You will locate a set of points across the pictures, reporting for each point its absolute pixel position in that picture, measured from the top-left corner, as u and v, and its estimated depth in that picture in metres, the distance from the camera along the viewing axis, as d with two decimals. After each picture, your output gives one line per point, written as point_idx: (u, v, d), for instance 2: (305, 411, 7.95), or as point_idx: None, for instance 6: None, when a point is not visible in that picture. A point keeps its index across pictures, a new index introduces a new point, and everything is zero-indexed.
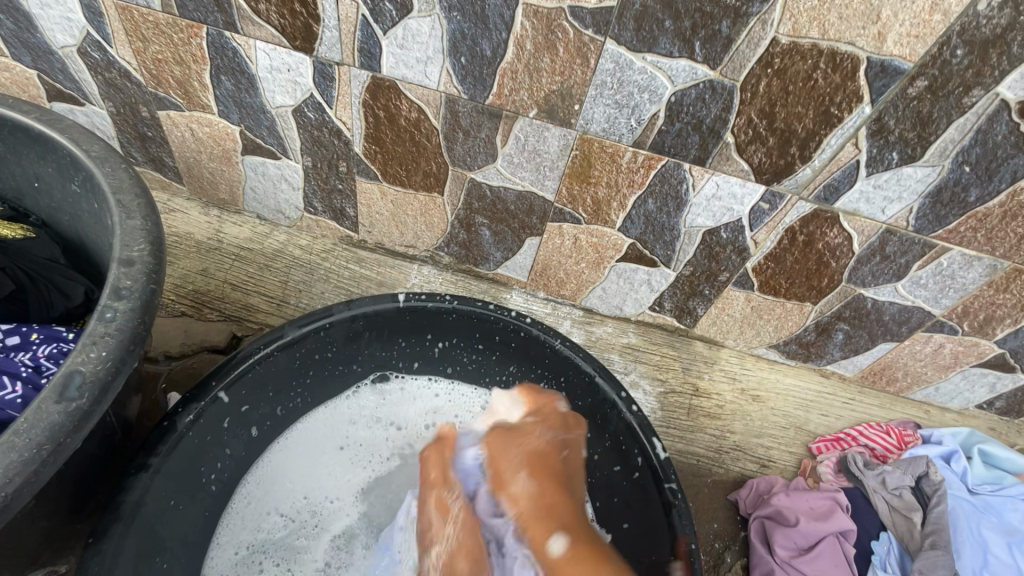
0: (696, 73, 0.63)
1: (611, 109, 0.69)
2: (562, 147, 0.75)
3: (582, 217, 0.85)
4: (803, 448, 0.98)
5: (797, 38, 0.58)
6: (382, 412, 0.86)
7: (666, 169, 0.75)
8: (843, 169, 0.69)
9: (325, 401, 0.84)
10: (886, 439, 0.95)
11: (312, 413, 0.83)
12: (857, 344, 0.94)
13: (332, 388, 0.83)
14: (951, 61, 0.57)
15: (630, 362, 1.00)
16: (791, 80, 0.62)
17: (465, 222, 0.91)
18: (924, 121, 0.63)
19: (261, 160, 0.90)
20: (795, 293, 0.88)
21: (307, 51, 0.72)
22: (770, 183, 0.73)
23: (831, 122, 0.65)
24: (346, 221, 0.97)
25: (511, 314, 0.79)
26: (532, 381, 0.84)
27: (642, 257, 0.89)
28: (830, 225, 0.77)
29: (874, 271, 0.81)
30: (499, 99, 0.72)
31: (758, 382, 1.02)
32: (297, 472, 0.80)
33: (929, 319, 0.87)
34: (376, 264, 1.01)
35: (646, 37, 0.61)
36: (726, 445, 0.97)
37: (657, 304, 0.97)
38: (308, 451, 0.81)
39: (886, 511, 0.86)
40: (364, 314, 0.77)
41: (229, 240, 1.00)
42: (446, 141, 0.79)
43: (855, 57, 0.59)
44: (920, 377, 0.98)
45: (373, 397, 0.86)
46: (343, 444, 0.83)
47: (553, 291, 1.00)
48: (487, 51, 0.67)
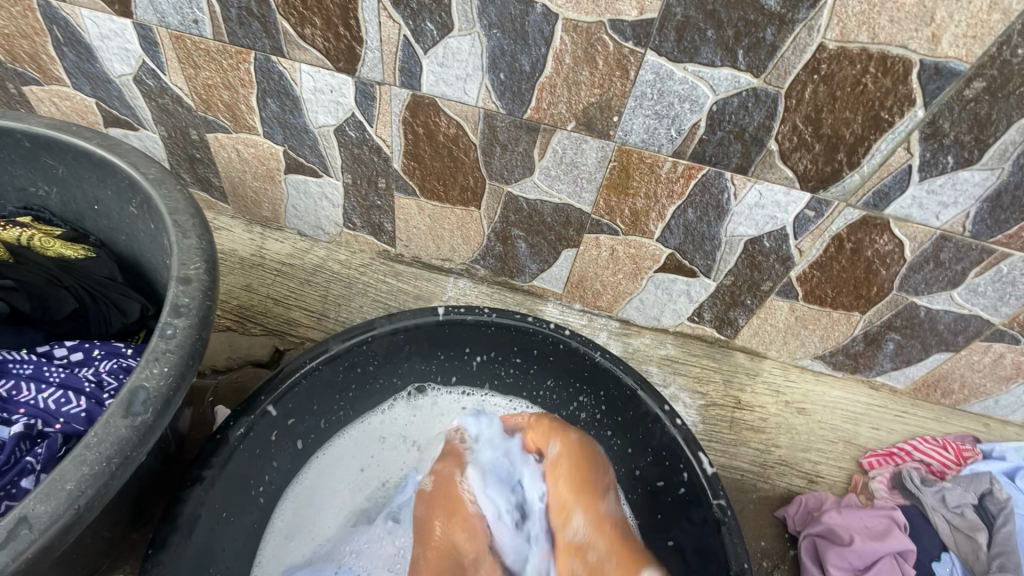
0: (739, 81, 0.63)
1: (651, 119, 0.69)
2: (600, 158, 0.75)
3: (619, 228, 0.84)
4: (853, 463, 0.94)
5: (846, 43, 0.57)
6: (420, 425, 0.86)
7: (707, 178, 0.74)
8: (894, 175, 0.67)
9: (363, 414, 0.84)
10: (943, 455, 0.91)
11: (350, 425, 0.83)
12: (909, 354, 0.91)
13: (370, 401, 0.84)
14: (1012, 61, 0.55)
15: (669, 374, 0.98)
16: (839, 86, 0.61)
17: (502, 235, 0.91)
18: (982, 123, 0.60)
19: (303, 178, 0.92)
20: (841, 303, 0.86)
21: (350, 72, 0.74)
22: (816, 190, 0.71)
23: (881, 127, 0.63)
24: (384, 236, 0.99)
25: (550, 326, 0.79)
26: (571, 394, 0.84)
27: (681, 268, 0.88)
28: (879, 232, 0.74)
29: (927, 278, 0.78)
30: (537, 113, 0.72)
31: (803, 394, 0.99)
32: (320, 496, 0.78)
33: (988, 328, 0.83)
34: (412, 278, 1.02)
35: (687, 48, 0.61)
36: (771, 460, 0.93)
37: (696, 315, 0.96)
38: (333, 474, 0.80)
39: (947, 530, 0.81)
40: (404, 328, 0.78)
41: (271, 256, 1.03)
42: (483, 156, 0.80)
43: (907, 60, 0.57)
44: (978, 389, 0.93)
45: (409, 410, 0.86)
46: (364, 465, 0.82)
47: (589, 303, 1.00)
48: (525, 66, 0.67)
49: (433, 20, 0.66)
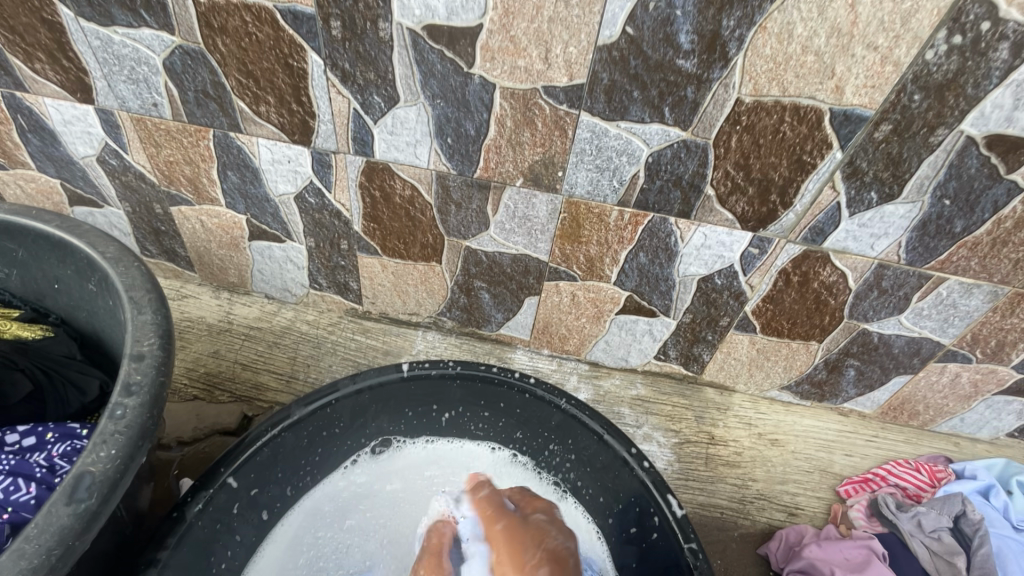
0: (669, 134, 0.67)
1: (593, 173, 0.73)
2: (550, 211, 0.78)
3: (576, 274, 0.86)
4: (830, 492, 0.94)
5: (760, 97, 0.61)
6: (393, 481, 0.83)
7: (653, 224, 0.77)
8: (826, 212, 0.71)
9: (330, 476, 0.82)
10: (917, 477, 0.91)
11: (315, 488, 0.81)
12: (871, 379, 0.92)
13: (334, 463, 0.82)
14: (911, 105, 0.59)
15: (641, 414, 0.98)
16: (761, 134, 0.65)
17: (465, 287, 0.93)
18: (895, 161, 0.64)
19: (267, 244, 0.94)
20: (799, 333, 0.88)
21: (305, 143, 0.77)
22: (756, 230, 0.75)
23: (806, 169, 0.67)
24: (351, 294, 1.00)
25: (514, 375, 0.81)
26: (541, 443, 0.85)
27: (641, 308, 0.90)
28: (822, 264, 0.77)
29: (874, 305, 0.81)
30: (486, 172, 0.76)
31: (776, 425, 0.99)
32: (292, 554, 0.75)
33: (940, 350, 0.85)
34: (381, 334, 1.02)
35: (618, 107, 0.65)
36: (749, 495, 0.93)
37: (662, 353, 0.97)
38: (305, 530, 0.78)
39: (927, 556, 0.80)
40: (369, 387, 0.79)
41: (239, 320, 1.03)
42: (439, 214, 0.82)
43: (817, 109, 0.61)
44: (943, 409, 0.94)
45: (375, 469, 0.84)
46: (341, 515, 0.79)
47: (557, 348, 1.00)
48: (470, 130, 0.71)
49: (380, 93, 0.70)
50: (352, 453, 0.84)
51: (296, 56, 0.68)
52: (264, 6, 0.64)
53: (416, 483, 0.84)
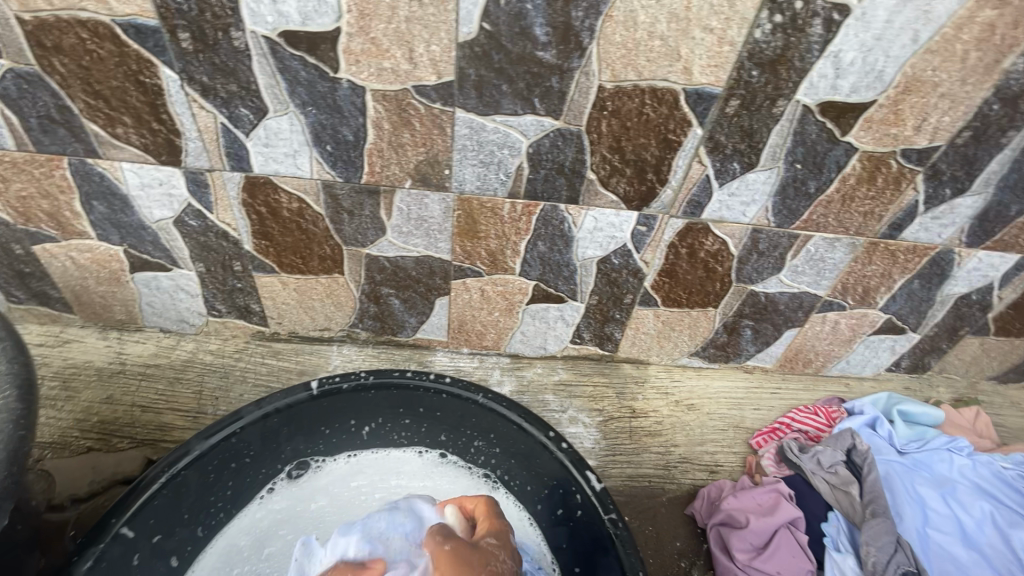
0: (543, 124, 0.69)
1: (479, 168, 0.74)
2: (444, 210, 0.79)
3: (481, 269, 0.87)
4: (744, 446, 1.01)
5: (619, 82, 0.65)
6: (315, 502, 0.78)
7: (545, 213, 0.80)
8: (698, 185, 0.76)
9: (243, 509, 0.76)
10: (816, 420, 0.99)
11: (229, 524, 0.74)
12: (766, 336, 0.99)
13: (248, 496, 0.76)
14: (751, 81, 0.65)
15: (564, 399, 1.01)
16: (627, 118, 0.68)
17: (373, 295, 0.91)
18: (749, 132, 0.70)
19: (152, 274, 0.88)
20: (696, 301, 0.93)
21: (175, 163, 0.73)
22: (641, 208, 0.79)
23: (673, 147, 0.72)
24: (254, 317, 0.95)
25: (428, 377, 0.82)
26: (467, 441, 0.83)
27: (549, 296, 0.92)
28: (704, 234, 0.83)
29: (756, 267, 0.87)
30: (373, 176, 0.75)
31: (690, 391, 1.04)
32: None
33: (818, 301, 0.93)
34: (293, 355, 0.98)
35: (490, 102, 0.67)
36: (672, 460, 0.98)
37: (577, 337, 0.99)
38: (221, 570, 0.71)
39: (827, 490, 0.87)
40: (277, 411, 0.77)
41: (133, 360, 0.96)
42: (333, 224, 0.80)
43: (672, 90, 0.66)
44: (831, 354, 1.03)
45: (294, 493, 0.78)
46: (261, 547, 0.73)
47: (476, 345, 1.01)
48: (349, 136, 0.70)
49: (247, 105, 0.67)
50: (267, 482, 0.78)
51: (147, 72, 0.64)
52: (100, 21, 0.60)
53: (344, 496, 0.79)
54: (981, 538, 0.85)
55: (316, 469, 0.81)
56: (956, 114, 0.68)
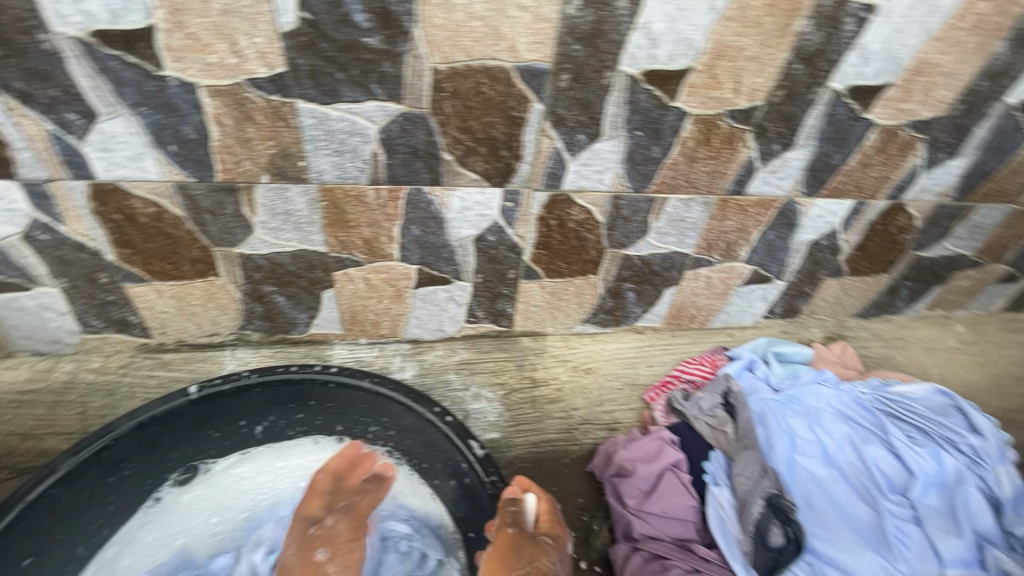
0: (387, 109, 0.71)
1: (334, 157, 0.75)
2: (309, 202, 0.79)
3: (361, 258, 0.88)
4: (640, 401, 1.07)
5: (451, 64, 0.67)
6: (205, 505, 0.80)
7: (411, 196, 0.82)
8: (551, 158, 0.80)
9: (127, 522, 0.76)
10: (702, 369, 1.07)
11: (110, 538, 0.75)
12: (649, 296, 1.06)
13: (132, 507, 0.77)
14: (575, 55, 0.69)
15: (466, 377, 1.04)
16: (467, 97, 0.71)
17: (256, 295, 0.91)
18: (586, 104, 0.74)
19: (10, 296, 0.84)
20: (577, 270, 0.98)
21: (9, 176, 0.70)
22: (503, 184, 0.82)
23: (519, 123, 0.75)
24: (135, 329, 0.93)
25: (313, 369, 0.82)
26: (363, 428, 0.86)
27: (435, 278, 0.94)
28: (569, 205, 0.87)
29: (624, 232, 0.93)
30: (227, 174, 0.74)
31: (587, 356, 1.10)
32: None
33: (688, 259, 1.00)
34: (183, 364, 0.96)
35: (328, 90, 0.68)
36: (574, 422, 1.03)
37: (471, 316, 1.02)
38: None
39: (708, 431, 0.95)
40: (154, 419, 0.76)
41: (5, 387, 0.91)
42: (196, 225, 0.80)
43: (504, 68, 0.69)
44: (711, 308, 1.11)
45: (182, 498, 0.79)
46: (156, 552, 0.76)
47: (373, 334, 1.02)
48: (191, 134, 0.69)
49: (73, 110, 0.65)
50: (152, 492, 0.78)
51: None
52: None
53: (239, 494, 0.81)
54: (842, 457, 0.92)
55: (206, 472, 0.81)
56: (766, 74, 0.75)
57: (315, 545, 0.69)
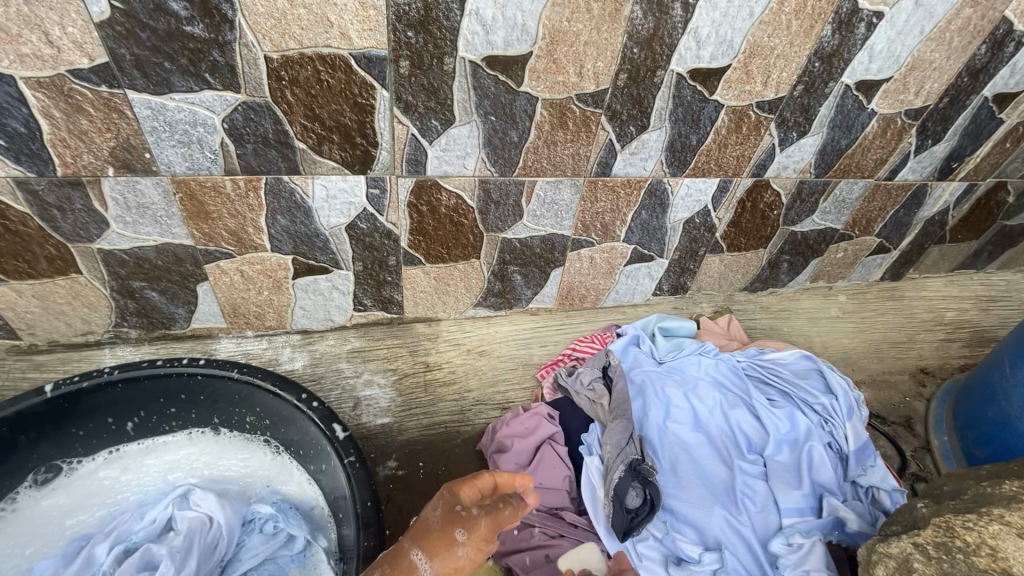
0: (226, 99, 0.71)
1: (181, 148, 0.75)
2: (163, 194, 0.79)
3: (230, 250, 0.88)
4: (532, 380, 1.11)
5: (284, 52, 0.68)
6: (65, 503, 0.81)
7: (271, 186, 0.82)
8: (409, 144, 0.81)
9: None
10: (592, 345, 1.11)
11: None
12: (536, 278, 1.09)
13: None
14: (411, 41, 0.70)
15: (358, 364, 1.05)
16: (308, 85, 0.72)
17: (125, 290, 0.89)
18: (432, 90, 0.76)
19: None
20: (458, 255, 1.00)
21: None
22: (365, 172, 0.83)
23: (368, 111, 0.76)
24: (0, 331, 0.90)
25: (179, 362, 0.82)
26: (239, 419, 0.87)
27: (313, 268, 0.95)
28: (437, 191, 0.89)
29: (499, 215, 0.95)
30: (68, 168, 0.73)
31: (481, 339, 1.13)
32: None
33: (568, 240, 1.03)
34: (57, 364, 0.94)
35: (159, 80, 0.67)
36: (466, 404, 1.06)
37: (359, 304, 1.03)
38: None
39: (587, 404, 0.99)
40: (5, 419, 0.75)
41: None
42: (45, 222, 0.78)
43: (340, 56, 0.70)
44: (599, 287, 1.15)
45: (42, 499, 0.80)
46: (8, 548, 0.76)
47: (260, 326, 1.02)
48: (19, 127, 0.68)
49: None
50: (8, 495, 0.79)
51: None
52: None
53: (106, 488, 0.83)
54: (711, 422, 0.98)
55: (69, 471, 0.83)
56: (606, 59, 0.78)
57: (457, 526, 0.60)
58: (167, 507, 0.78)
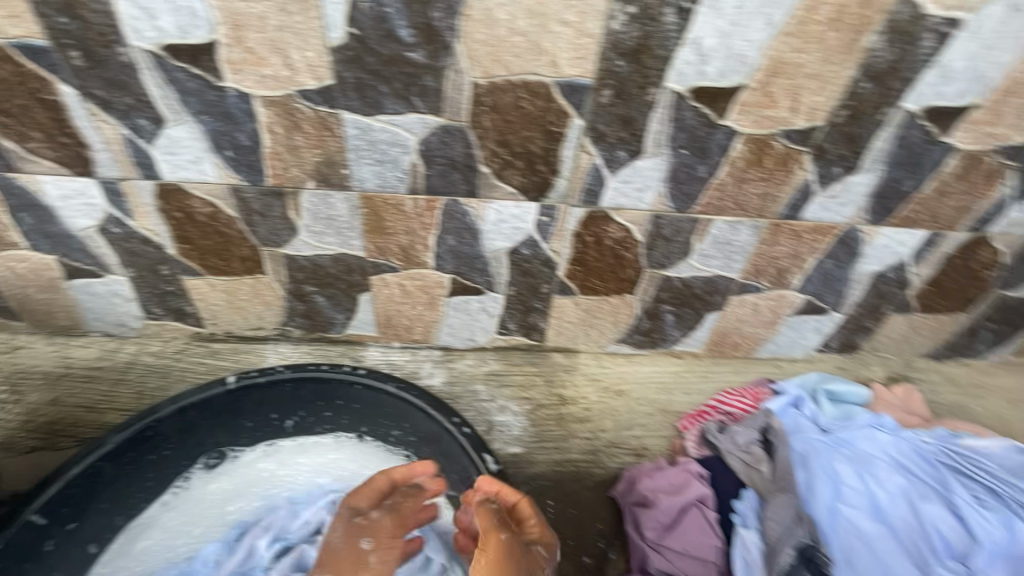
0: (427, 122, 0.72)
1: (375, 167, 0.77)
2: (350, 208, 0.82)
3: (397, 264, 0.90)
4: (672, 429, 1.03)
5: (491, 78, 0.67)
6: (229, 489, 0.84)
7: (447, 207, 0.82)
8: (590, 174, 0.78)
9: (159, 500, 0.81)
10: (742, 401, 1.00)
11: (144, 513, 0.80)
12: (689, 320, 1.01)
13: (164, 487, 0.81)
14: (619, 71, 0.67)
15: (494, 388, 1.03)
16: (506, 112, 0.71)
17: (298, 293, 0.94)
18: (628, 121, 0.72)
19: (85, 280, 0.92)
20: (612, 289, 0.95)
21: (90, 174, 0.77)
22: (539, 199, 0.81)
23: (558, 139, 0.74)
24: (190, 319, 0.99)
25: (343, 370, 0.84)
26: (385, 430, 0.88)
27: (468, 288, 0.94)
28: (606, 222, 0.85)
29: (664, 252, 0.89)
30: (276, 179, 0.78)
31: (620, 377, 1.06)
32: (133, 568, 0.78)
33: (734, 284, 0.95)
34: (231, 353, 1.02)
35: (372, 103, 0.70)
36: (599, 444, 1.01)
37: (503, 328, 1.02)
38: (144, 544, 0.79)
39: (741, 467, 0.90)
40: (193, 405, 0.79)
41: (79, 363, 1.00)
42: (247, 226, 0.84)
43: (544, 83, 0.68)
44: (757, 337, 1.04)
45: (211, 481, 0.84)
46: (182, 522, 0.81)
47: (406, 339, 1.03)
48: (245, 141, 0.74)
49: (144, 116, 0.71)
50: (183, 474, 0.82)
51: (47, 89, 0.68)
52: None
53: (262, 478, 0.86)
54: (894, 513, 0.86)
55: (233, 459, 0.85)
56: (827, 94, 0.69)
57: (361, 536, 0.72)
58: (321, 511, 0.82)
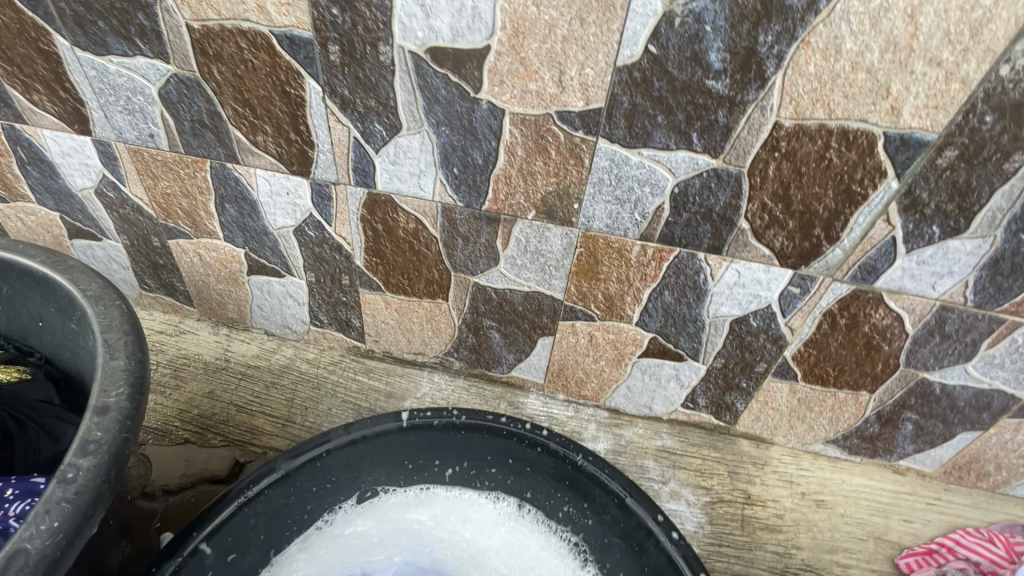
0: (697, 162, 0.60)
1: (612, 205, 0.66)
2: (566, 246, 0.72)
3: (595, 313, 0.79)
4: (889, 565, 0.81)
5: (802, 120, 0.54)
6: (376, 535, 0.75)
7: (679, 260, 0.70)
8: (879, 247, 0.63)
9: (305, 534, 0.72)
10: (991, 550, 0.78)
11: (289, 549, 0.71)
12: (932, 435, 0.81)
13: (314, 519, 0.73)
14: (981, 128, 0.52)
15: (667, 469, 0.88)
16: (803, 162, 0.57)
17: (474, 326, 0.86)
18: (962, 191, 0.56)
19: (266, 279, 0.89)
20: (846, 382, 0.78)
21: (305, 174, 0.73)
22: (797, 267, 0.66)
23: (855, 201, 0.59)
24: (353, 332, 0.94)
25: (525, 426, 0.72)
26: (554, 505, 0.75)
27: (666, 352, 0.81)
28: (874, 305, 0.68)
29: (936, 352, 0.71)
30: (496, 204, 0.70)
31: (820, 484, 0.88)
32: None
33: (1014, 404, 0.74)
34: (384, 374, 0.96)
35: (639, 133, 0.59)
36: (793, 566, 0.81)
37: (690, 401, 0.87)
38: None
39: None
40: (364, 437, 0.71)
41: (237, 358, 0.97)
42: (445, 248, 0.76)
43: (870, 133, 0.54)
44: (1018, 470, 0.82)
45: (358, 521, 0.75)
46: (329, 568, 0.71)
47: (574, 393, 0.92)
48: (478, 159, 0.66)
49: (381, 121, 0.65)
50: (333, 510, 0.74)
51: (294, 83, 0.64)
52: (260, 31, 0.60)
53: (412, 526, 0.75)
54: None
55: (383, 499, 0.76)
56: None
57: None
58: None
